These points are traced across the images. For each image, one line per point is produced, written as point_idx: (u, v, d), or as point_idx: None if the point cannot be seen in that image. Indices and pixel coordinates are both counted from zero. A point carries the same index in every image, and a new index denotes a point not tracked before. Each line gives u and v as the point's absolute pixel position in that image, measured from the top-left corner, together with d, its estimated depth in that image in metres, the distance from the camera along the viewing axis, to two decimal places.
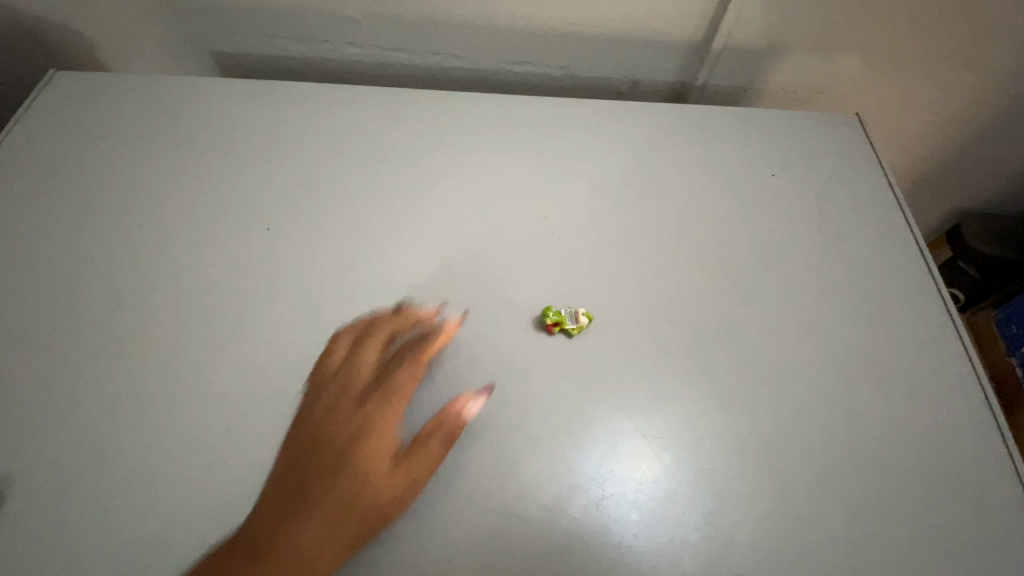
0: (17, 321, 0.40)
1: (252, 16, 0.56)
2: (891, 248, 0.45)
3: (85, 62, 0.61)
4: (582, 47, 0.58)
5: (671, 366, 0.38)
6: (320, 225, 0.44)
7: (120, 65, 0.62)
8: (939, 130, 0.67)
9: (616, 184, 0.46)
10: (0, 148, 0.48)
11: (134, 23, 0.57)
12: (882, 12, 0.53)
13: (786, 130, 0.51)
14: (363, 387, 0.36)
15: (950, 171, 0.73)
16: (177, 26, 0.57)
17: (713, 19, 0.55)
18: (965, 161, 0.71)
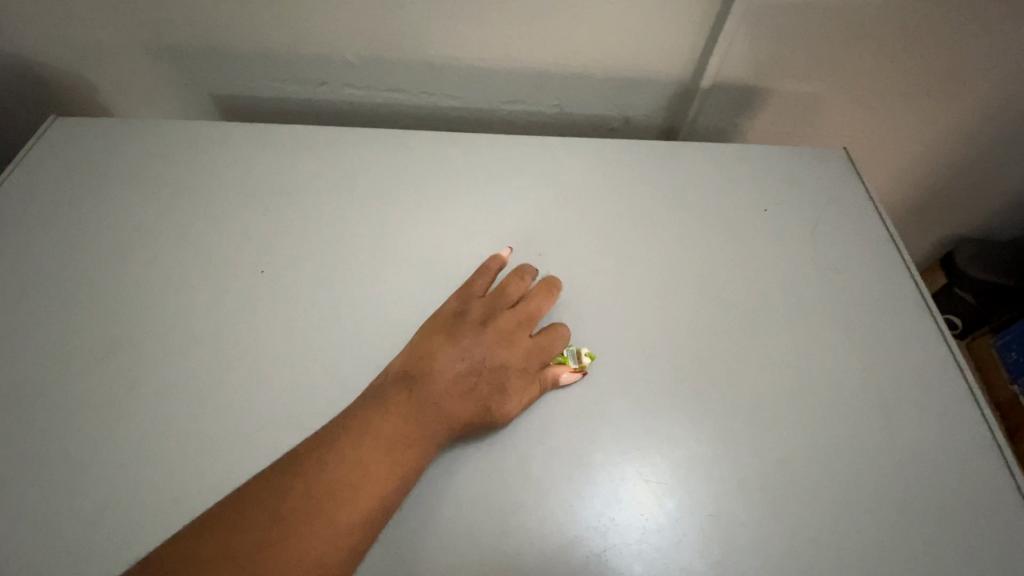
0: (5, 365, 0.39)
1: (251, 61, 0.57)
2: (888, 278, 0.45)
3: (88, 105, 0.62)
4: (574, 86, 0.60)
5: (672, 406, 0.38)
6: (319, 265, 0.44)
7: (123, 109, 0.64)
8: (926, 161, 0.68)
9: (611, 221, 0.47)
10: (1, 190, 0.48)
11: (135, 69, 0.59)
12: (868, 49, 0.55)
13: (776, 165, 0.52)
14: (512, 330, 0.39)
15: (940, 199, 0.74)
16: (178, 70, 0.59)
17: (701, 58, 0.56)
18: (954, 190, 0.72)
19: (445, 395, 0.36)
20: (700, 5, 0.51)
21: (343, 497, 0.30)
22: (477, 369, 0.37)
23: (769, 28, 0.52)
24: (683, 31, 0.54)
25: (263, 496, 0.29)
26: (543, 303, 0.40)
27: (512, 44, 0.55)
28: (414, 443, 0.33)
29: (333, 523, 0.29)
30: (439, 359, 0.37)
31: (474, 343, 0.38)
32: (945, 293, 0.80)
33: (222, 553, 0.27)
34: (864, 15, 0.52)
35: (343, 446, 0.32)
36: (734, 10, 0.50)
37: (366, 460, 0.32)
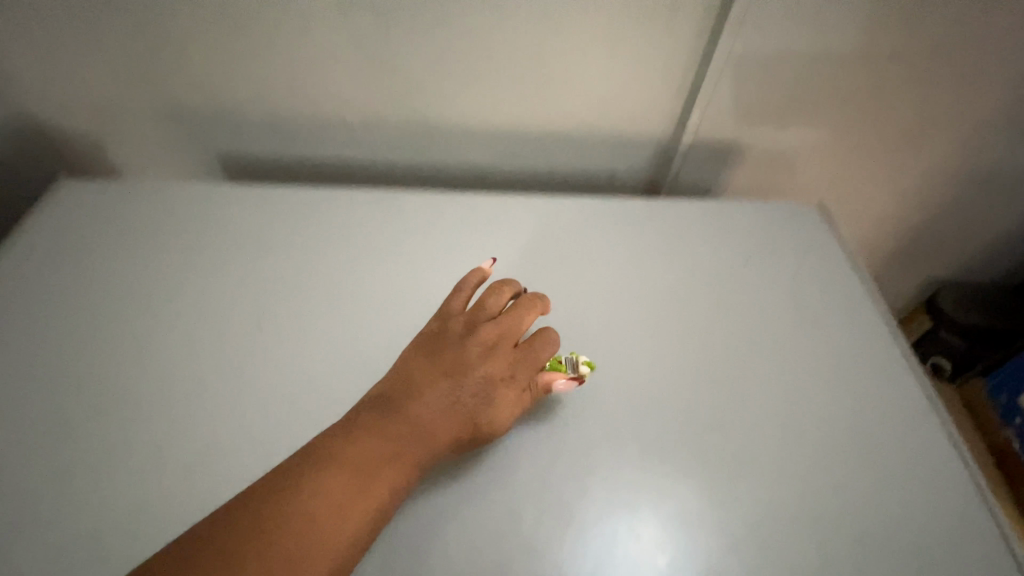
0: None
1: (255, 125, 0.60)
2: (868, 327, 0.46)
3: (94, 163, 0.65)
4: (562, 145, 0.63)
5: (662, 458, 0.38)
6: (315, 318, 0.45)
7: (127, 167, 0.66)
8: (901, 209, 0.71)
9: (598, 274, 0.49)
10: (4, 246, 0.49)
11: (142, 130, 0.61)
12: (838, 105, 0.59)
13: (756, 217, 0.54)
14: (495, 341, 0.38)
15: (918, 245, 0.76)
16: (184, 130, 0.61)
17: (681, 117, 0.60)
18: (930, 236, 0.75)
19: (430, 412, 0.35)
20: (679, 66, 0.55)
21: (331, 526, 0.30)
22: (462, 385, 0.37)
23: (744, 87, 0.56)
24: (664, 91, 0.57)
25: (243, 533, 0.28)
26: (526, 312, 0.40)
27: (503, 106, 0.58)
28: (399, 463, 0.33)
29: (324, 552, 0.29)
30: (421, 378, 0.37)
31: (458, 360, 0.37)
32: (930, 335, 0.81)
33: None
34: (832, 74, 0.56)
35: (324, 473, 0.31)
36: (711, 69, 0.54)
37: (353, 487, 0.31)
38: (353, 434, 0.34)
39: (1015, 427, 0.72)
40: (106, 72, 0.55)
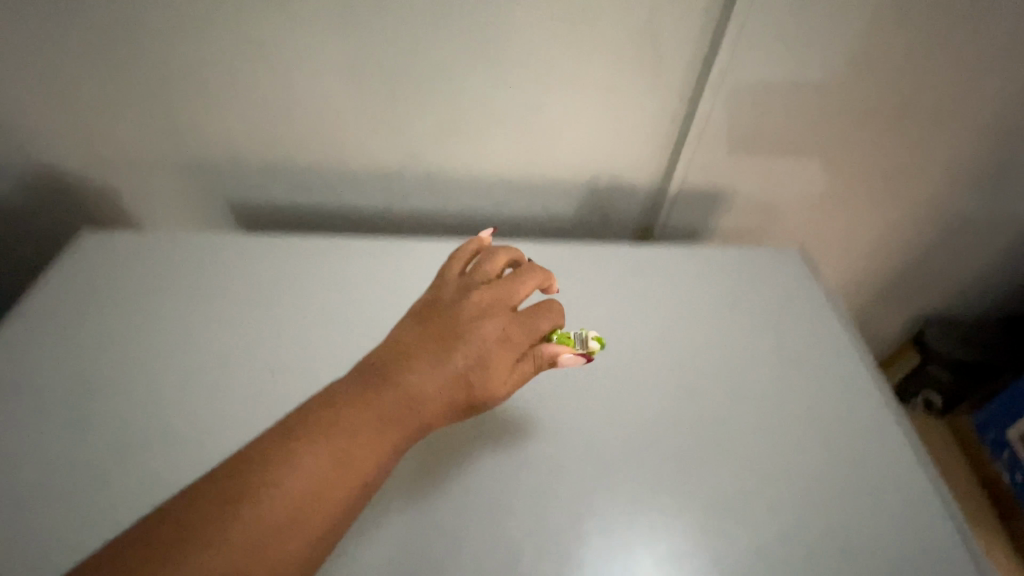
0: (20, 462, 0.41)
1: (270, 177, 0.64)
2: (853, 365, 0.48)
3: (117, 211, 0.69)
4: (558, 192, 0.67)
5: (658, 495, 0.39)
6: (323, 358, 0.47)
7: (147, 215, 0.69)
8: (879, 250, 0.76)
9: (595, 315, 0.51)
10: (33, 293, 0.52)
11: (163, 180, 0.65)
12: (815, 150, 0.63)
13: (743, 260, 0.57)
14: (491, 309, 0.40)
15: (900, 284, 0.81)
16: (201, 181, 0.65)
17: (669, 166, 0.64)
18: (911, 276, 0.79)
19: (428, 369, 0.36)
20: (666, 118, 0.59)
21: (329, 478, 0.30)
22: (460, 342, 0.37)
23: (727, 135, 0.61)
24: (653, 140, 0.62)
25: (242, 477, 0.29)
26: (524, 282, 0.41)
27: (504, 155, 0.62)
28: (397, 416, 0.34)
29: (320, 497, 0.29)
30: (420, 337, 0.38)
31: (456, 320, 0.39)
32: (920, 371, 0.85)
33: (202, 553, 0.26)
34: (807, 123, 0.60)
35: (325, 422, 0.32)
36: (696, 120, 0.58)
37: (351, 436, 0.32)
38: (353, 387, 0.35)
39: (1003, 460, 0.73)
40: (135, 129, 0.59)
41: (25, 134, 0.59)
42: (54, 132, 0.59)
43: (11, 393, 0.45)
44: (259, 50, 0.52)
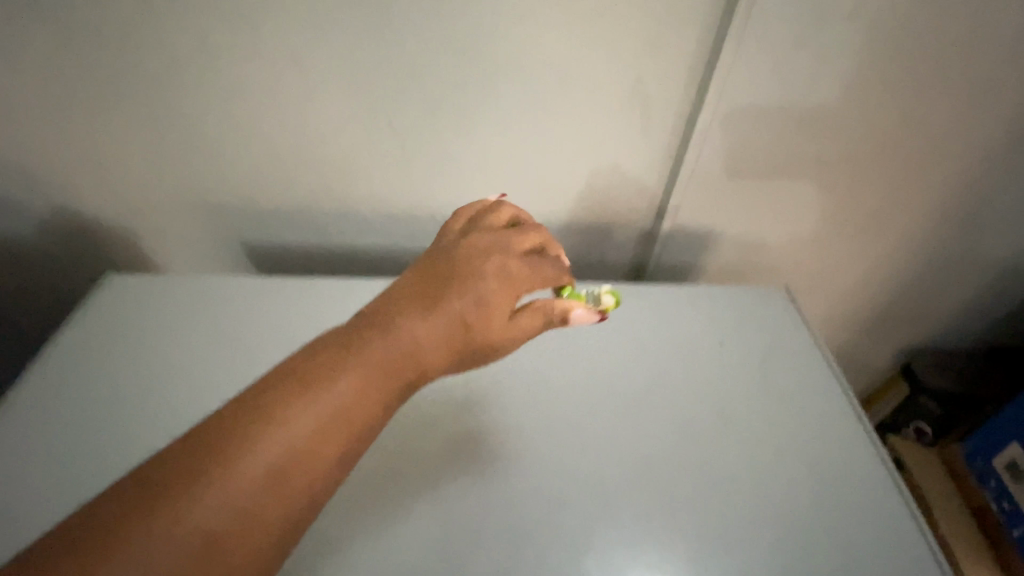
0: (56, 481, 0.44)
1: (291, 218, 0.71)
2: (830, 396, 0.53)
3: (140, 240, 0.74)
4: (555, 232, 0.72)
5: (654, 519, 0.43)
6: None
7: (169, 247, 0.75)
8: (859, 287, 0.81)
9: (595, 350, 0.55)
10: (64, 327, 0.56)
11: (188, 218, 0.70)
12: (793, 195, 0.68)
13: (728, 296, 0.62)
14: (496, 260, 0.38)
15: (884, 318, 0.86)
16: (227, 220, 0.71)
17: (659, 207, 0.70)
18: (894, 310, 0.84)
19: (430, 305, 0.35)
20: (656, 166, 0.65)
21: (324, 416, 0.28)
22: (463, 283, 0.36)
23: (711, 183, 0.66)
24: (644, 187, 0.67)
25: (233, 417, 0.28)
26: (524, 234, 0.42)
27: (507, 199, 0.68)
28: (398, 353, 0.32)
29: (314, 436, 0.28)
30: (422, 281, 0.37)
31: (457, 264, 0.38)
32: (911, 402, 0.87)
33: (187, 514, 0.25)
34: (784, 172, 0.66)
35: (321, 359, 0.30)
36: (683, 169, 0.64)
37: (347, 373, 0.30)
38: (351, 327, 0.33)
39: (991, 489, 0.73)
40: (173, 170, 0.66)
41: (76, 172, 0.65)
42: (100, 169, 0.65)
43: (46, 411, 0.48)
44: (302, 111, 0.60)
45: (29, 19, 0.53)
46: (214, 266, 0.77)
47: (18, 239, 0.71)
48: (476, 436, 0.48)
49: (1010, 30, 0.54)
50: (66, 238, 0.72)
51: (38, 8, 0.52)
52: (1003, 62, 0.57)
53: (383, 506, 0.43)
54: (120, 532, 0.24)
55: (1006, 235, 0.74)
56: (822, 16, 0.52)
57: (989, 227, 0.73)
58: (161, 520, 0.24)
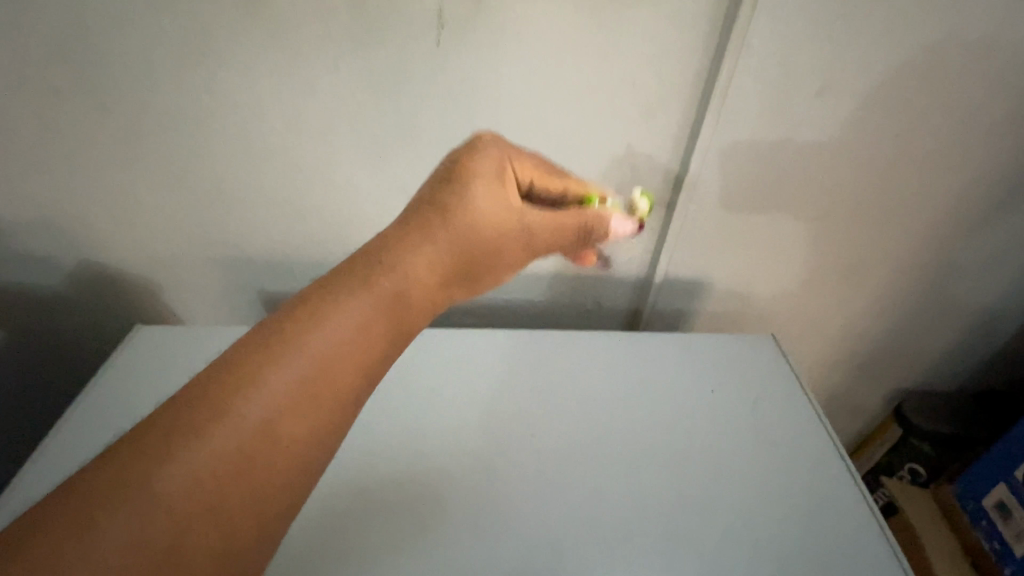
0: None
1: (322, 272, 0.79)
2: (814, 442, 0.59)
3: (182, 288, 0.81)
4: (559, 285, 0.80)
5: (658, 559, 0.49)
6: (354, 438, 0.57)
7: (208, 294, 0.83)
8: (844, 339, 0.86)
9: (600, 404, 0.62)
10: (116, 379, 0.62)
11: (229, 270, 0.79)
12: (771, 253, 0.75)
13: (719, 352, 0.69)
14: (494, 197, 0.46)
15: (873, 361, 0.89)
16: (264, 270, 0.79)
17: (651, 269, 0.77)
18: (881, 353, 0.88)
19: (401, 268, 0.41)
20: (651, 234, 0.73)
21: (302, 378, 0.35)
22: (429, 249, 0.42)
23: (695, 242, 0.73)
24: (639, 251, 0.75)
25: (216, 388, 0.33)
26: (495, 182, 0.46)
27: None
28: (371, 313, 0.38)
29: (295, 396, 0.34)
30: (394, 240, 0.42)
31: (426, 226, 0.43)
32: (903, 444, 0.89)
33: (189, 466, 0.31)
34: (762, 232, 0.72)
35: (298, 328, 0.36)
36: (670, 230, 0.70)
37: (322, 339, 0.36)
38: (324, 292, 0.38)
39: (983, 529, 0.75)
40: (220, 229, 0.74)
41: (134, 229, 0.74)
42: (147, 223, 0.73)
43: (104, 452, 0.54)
44: (341, 186, 0.69)
45: (99, 101, 0.61)
46: (248, 311, 0.85)
47: (72, 280, 0.78)
48: (496, 482, 0.54)
49: (958, 115, 0.61)
50: (110, 282, 0.80)
51: (111, 96, 0.61)
52: (955, 142, 0.63)
53: (417, 545, 0.49)
54: (124, 496, 0.29)
55: (978, 293, 0.79)
56: (788, 104, 0.59)
57: (959, 285, 0.78)
58: (166, 475, 0.30)
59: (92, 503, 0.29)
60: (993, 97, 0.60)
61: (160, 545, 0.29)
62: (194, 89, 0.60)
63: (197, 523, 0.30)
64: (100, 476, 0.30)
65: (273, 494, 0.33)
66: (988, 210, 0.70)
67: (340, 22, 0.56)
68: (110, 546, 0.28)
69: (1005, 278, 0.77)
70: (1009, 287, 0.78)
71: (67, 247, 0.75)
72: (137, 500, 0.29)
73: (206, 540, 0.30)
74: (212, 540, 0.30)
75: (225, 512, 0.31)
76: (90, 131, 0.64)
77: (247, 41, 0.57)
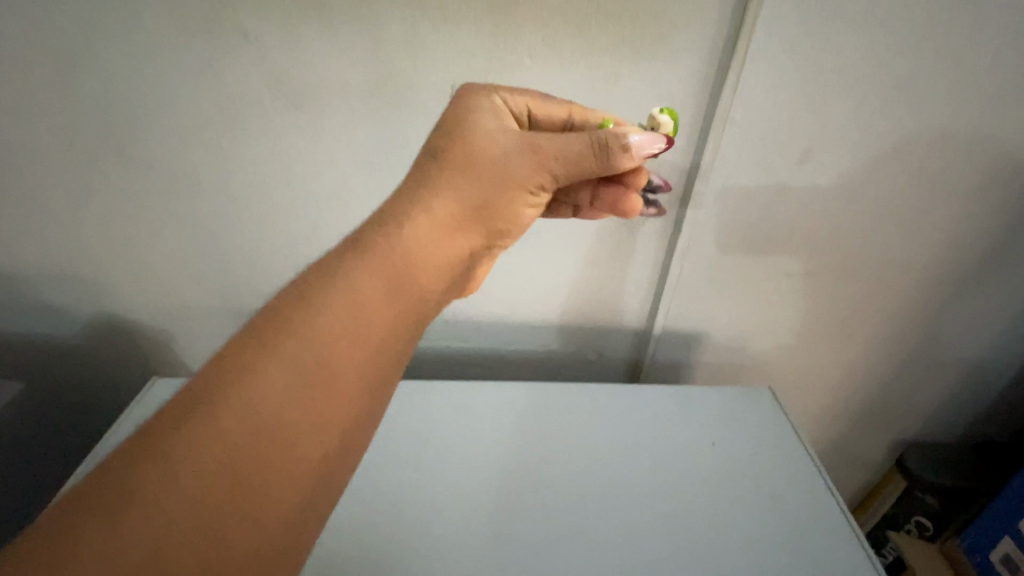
0: None
1: None
2: (815, 497, 0.59)
3: (193, 336, 0.84)
4: (561, 336, 0.83)
5: None
6: (359, 491, 0.58)
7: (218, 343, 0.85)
8: (841, 387, 0.88)
9: (601, 456, 0.63)
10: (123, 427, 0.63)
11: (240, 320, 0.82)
12: (763, 305, 0.77)
13: (717, 403, 0.70)
14: (499, 139, 0.47)
15: (872, 411, 0.90)
16: None
17: (649, 321, 0.79)
18: (879, 403, 0.89)
19: (409, 232, 0.42)
20: (648, 287, 0.76)
21: (308, 362, 0.36)
22: (434, 206, 0.44)
23: (691, 294, 0.76)
24: (637, 303, 0.78)
25: (219, 377, 0.34)
26: (493, 127, 0.48)
27: (519, 309, 0.79)
28: (379, 282, 0.40)
29: (302, 380, 0.35)
30: (399, 207, 0.44)
31: (429, 186, 0.45)
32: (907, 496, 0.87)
33: (186, 464, 0.31)
34: (755, 286, 0.75)
35: (301, 311, 0.37)
36: (665, 284, 0.73)
37: (329, 318, 0.37)
38: (327, 269, 0.39)
39: None
40: (234, 281, 0.77)
41: (150, 280, 0.77)
42: (166, 275, 0.76)
43: None
44: None
45: (129, 164, 0.65)
46: None
47: (89, 327, 0.81)
48: (497, 538, 0.54)
49: (938, 182, 0.65)
50: (124, 330, 0.82)
51: (141, 160, 0.65)
52: (935, 206, 0.67)
53: None
54: (113, 504, 0.29)
55: (970, 346, 0.81)
56: (773, 171, 0.63)
57: (952, 338, 0.80)
58: (163, 474, 0.31)
59: (77, 514, 0.29)
60: (970, 166, 0.63)
61: (145, 548, 0.29)
62: (219, 155, 0.65)
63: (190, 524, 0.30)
64: (91, 482, 0.30)
65: (279, 485, 0.33)
66: (973, 270, 0.73)
67: (358, 99, 0.60)
68: (90, 553, 0.28)
69: (995, 332, 0.79)
70: (1000, 342, 0.80)
71: (87, 298, 0.78)
72: (125, 507, 0.29)
73: (200, 540, 0.30)
74: (206, 550, 0.30)
75: (226, 507, 0.31)
76: (121, 190, 0.68)
77: (271, 114, 0.61)
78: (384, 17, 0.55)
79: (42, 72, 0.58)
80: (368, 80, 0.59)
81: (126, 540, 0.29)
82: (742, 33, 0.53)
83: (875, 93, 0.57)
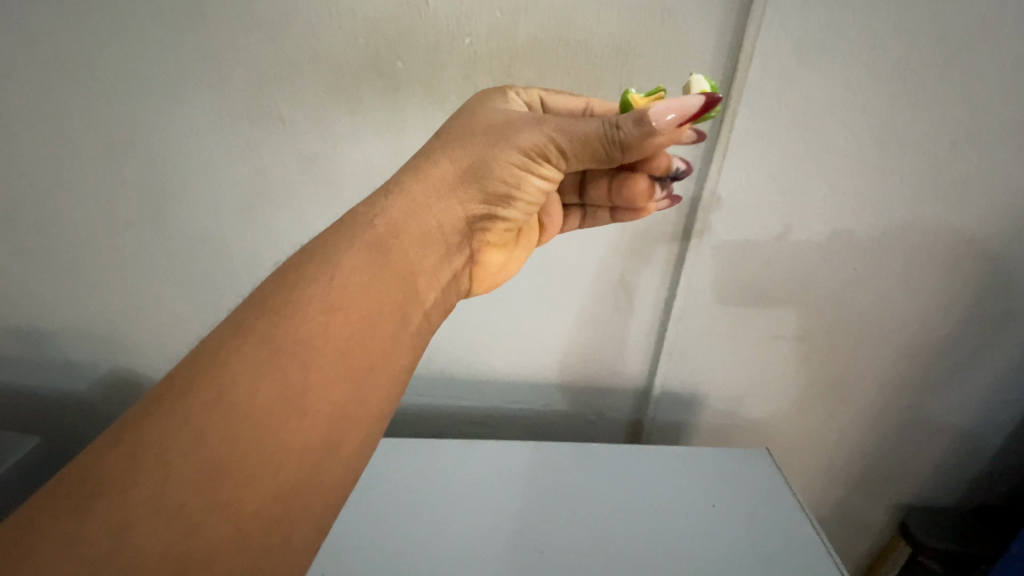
0: None
1: None
2: (815, 564, 0.59)
3: None
4: (564, 395, 0.85)
5: None
6: (360, 552, 0.58)
7: None
8: (840, 448, 0.89)
9: (602, 516, 0.63)
10: None
11: None
12: (758, 367, 0.80)
13: (717, 465, 0.71)
14: (506, 123, 0.47)
15: (873, 475, 0.91)
16: None
17: (648, 381, 0.82)
18: (880, 467, 0.90)
19: (407, 214, 0.46)
20: (647, 348, 0.79)
21: (300, 334, 0.38)
22: (432, 190, 0.48)
23: (690, 357, 0.79)
24: (638, 365, 0.81)
25: (219, 349, 0.37)
26: (495, 113, 0.49)
27: (523, 366, 0.82)
28: (373, 263, 0.43)
29: (293, 352, 0.38)
30: (400, 186, 0.48)
31: (430, 169, 0.48)
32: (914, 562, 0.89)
33: (169, 444, 0.33)
34: (751, 349, 0.78)
35: (302, 288, 0.41)
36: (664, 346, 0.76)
37: (325, 299, 0.40)
38: (333, 244, 0.44)
39: None
40: None
41: (168, 337, 0.80)
42: (186, 334, 0.80)
43: None
44: None
45: (159, 228, 0.70)
46: None
47: (104, 381, 0.84)
48: None
49: (916, 258, 0.69)
50: (137, 385, 0.85)
51: (170, 224, 0.70)
52: (913, 279, 0.71)
53: None
54: (94, 486, 0.31)
55: (964, 412, 0.82)
56: (760, 244, 0.68)
57: (945, 402, 0.82)
58: (145, 454, 0.32)
59: (65, 494, 0.31)
60: (945, 244, 0.68)
61: (109, 524, 0.30)
62: (244, 223, 0.69)
63: (155, 507, 0.31)
64: (84, 466, 0.32)
65: (260, 461, 0.34)
66: (958, 338, 0.76)
67: (378, 177, 0.66)
68: (59, 530, 0.30)
69: (986, 398, 0.81)
70: (992, 408, 0.82)
71: (104, 353, 0.81)
72: (102, 491, 0.31)
73: (160, 523, 0.31)
74: (171, 534, 0.31)
75: (198, 484, 0.32)
76: (147, 251, 0.72)
77: (296, 189, 0.67)
78: (404, 106, 0.61)
79: (90, 146, 0.64)
80: (387, 162, 0.64)
81: (95, 519, 0.30)
82: (724, 124, 0.59)
83: (850, 175, 0.63)
